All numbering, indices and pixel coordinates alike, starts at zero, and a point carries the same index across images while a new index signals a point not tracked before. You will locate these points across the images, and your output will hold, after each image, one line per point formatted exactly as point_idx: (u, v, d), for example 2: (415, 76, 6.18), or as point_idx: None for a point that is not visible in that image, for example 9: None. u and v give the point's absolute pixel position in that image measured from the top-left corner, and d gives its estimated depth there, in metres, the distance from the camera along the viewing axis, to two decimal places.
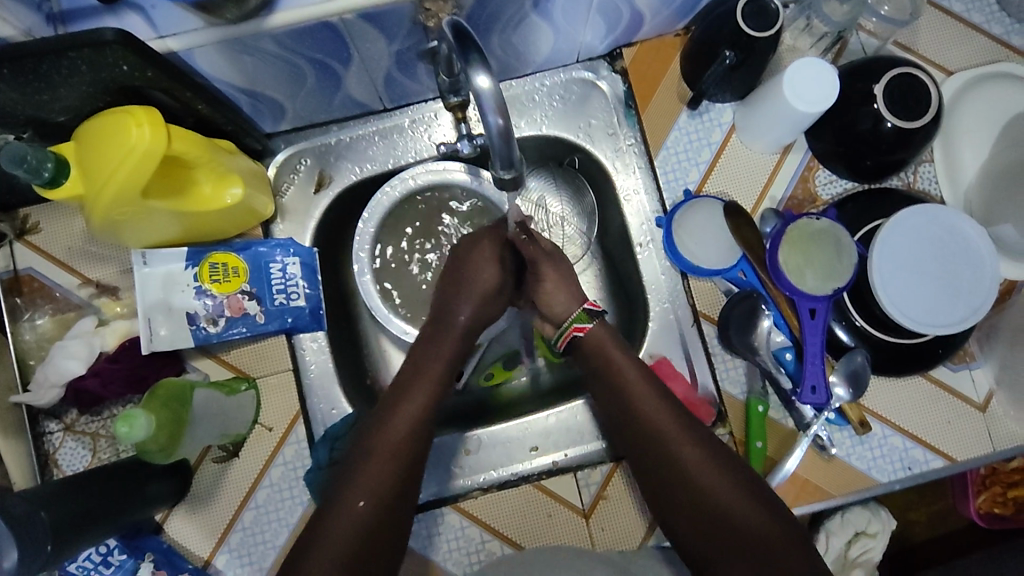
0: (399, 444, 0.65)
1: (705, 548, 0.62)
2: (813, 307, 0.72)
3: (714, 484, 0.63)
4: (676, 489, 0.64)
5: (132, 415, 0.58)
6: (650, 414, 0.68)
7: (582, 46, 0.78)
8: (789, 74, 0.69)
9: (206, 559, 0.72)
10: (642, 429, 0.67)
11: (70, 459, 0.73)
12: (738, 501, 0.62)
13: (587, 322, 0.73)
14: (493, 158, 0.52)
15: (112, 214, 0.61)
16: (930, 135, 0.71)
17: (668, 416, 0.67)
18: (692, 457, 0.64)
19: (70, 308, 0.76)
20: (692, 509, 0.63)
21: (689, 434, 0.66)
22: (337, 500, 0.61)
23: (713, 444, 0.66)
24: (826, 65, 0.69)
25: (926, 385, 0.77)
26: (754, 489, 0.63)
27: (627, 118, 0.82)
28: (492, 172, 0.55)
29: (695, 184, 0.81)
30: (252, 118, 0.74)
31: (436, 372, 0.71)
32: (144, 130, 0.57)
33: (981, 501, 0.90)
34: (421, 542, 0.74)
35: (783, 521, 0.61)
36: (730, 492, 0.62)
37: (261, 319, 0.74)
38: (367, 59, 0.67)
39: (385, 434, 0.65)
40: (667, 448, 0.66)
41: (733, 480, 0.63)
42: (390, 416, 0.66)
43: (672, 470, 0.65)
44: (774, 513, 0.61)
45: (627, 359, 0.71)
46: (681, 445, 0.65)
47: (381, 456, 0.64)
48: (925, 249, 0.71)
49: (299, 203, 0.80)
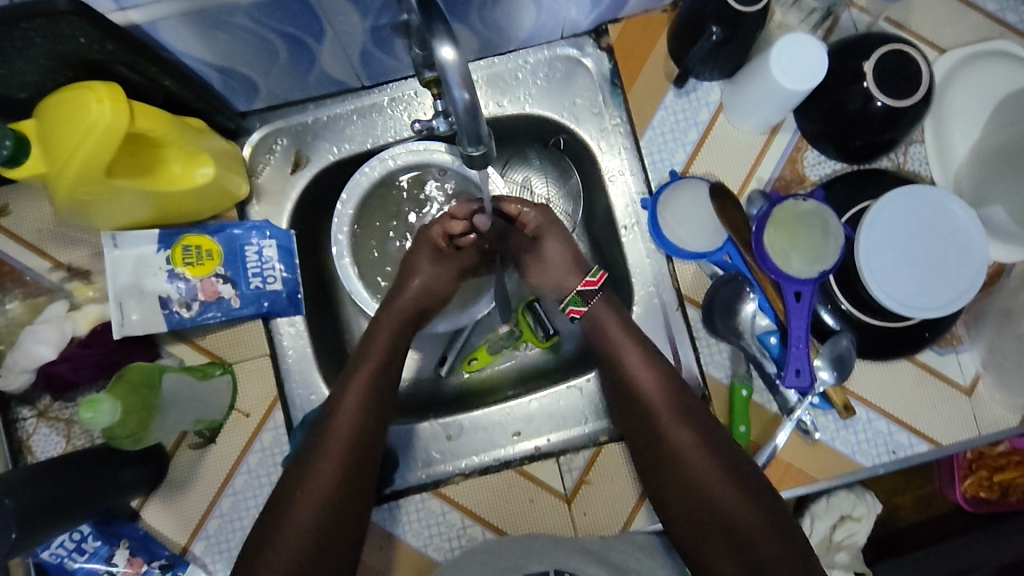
0: (350, 427, 0.65)
1: (693, 536, 0.65)
2: (798, 291, 0.70)
3: (707, 475, 0.64)
4: (670, 476, 0.66)
5: (97, 401, 0.57)
6: (650, 400, 0.68)
7: (566, 21, 0.76)
8: (777, 51, 0.67)
9: (184, 546, 0.72)
10: (641, 414, 0.69)
11: (45, 445, 0.72)
12: (729, 494, 0.63)
13: (582, 305, 0.74)
14: (462, 136, 0.50)
15: (76, 194, 0.59)
16: (920, 114, 0.69)
17: (666, 403, 0.68)
18: (687, 446, 0.66)
19: (40, 293, 0.73)
20: (683, 498, 0.65)
21: (684, 421, 0.67)
22: (294, 484, 0.62)
23: (710, 433, 0.66)
24: (813, 40, 0.67)
25: (913, 369, 0.76)
26: (746, 480, 0.64)
27: (613, 96, 0.80)
28: (460, 150, 0.52)
29: (682, 165, 0.79)
30: (225, 96, 0.72)
31: (382, 349, 0.71)
32: (104, 107, 0.55)
33: (967, 485, 0.90)
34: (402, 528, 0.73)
35: (771, 512, 0.63)
36: (722, 485, 0.64)
37: (236, 303, 0.72)
38: (341, 33, 0.64)
39: (337, 416, 0.65)
40: (662, 436, 0.67)
41: (726, 472, 0.64)
42: (342, 397, 0.67)
43: (666, 458, 0.67)
44: (763, 505, 0.63)
45: (630, 342, 0.71)
46: (677, 433, 0.66)
47: (335, 438, 0.64)
48: (913, 230, 0.70)
49: (276, 184, 0.78)
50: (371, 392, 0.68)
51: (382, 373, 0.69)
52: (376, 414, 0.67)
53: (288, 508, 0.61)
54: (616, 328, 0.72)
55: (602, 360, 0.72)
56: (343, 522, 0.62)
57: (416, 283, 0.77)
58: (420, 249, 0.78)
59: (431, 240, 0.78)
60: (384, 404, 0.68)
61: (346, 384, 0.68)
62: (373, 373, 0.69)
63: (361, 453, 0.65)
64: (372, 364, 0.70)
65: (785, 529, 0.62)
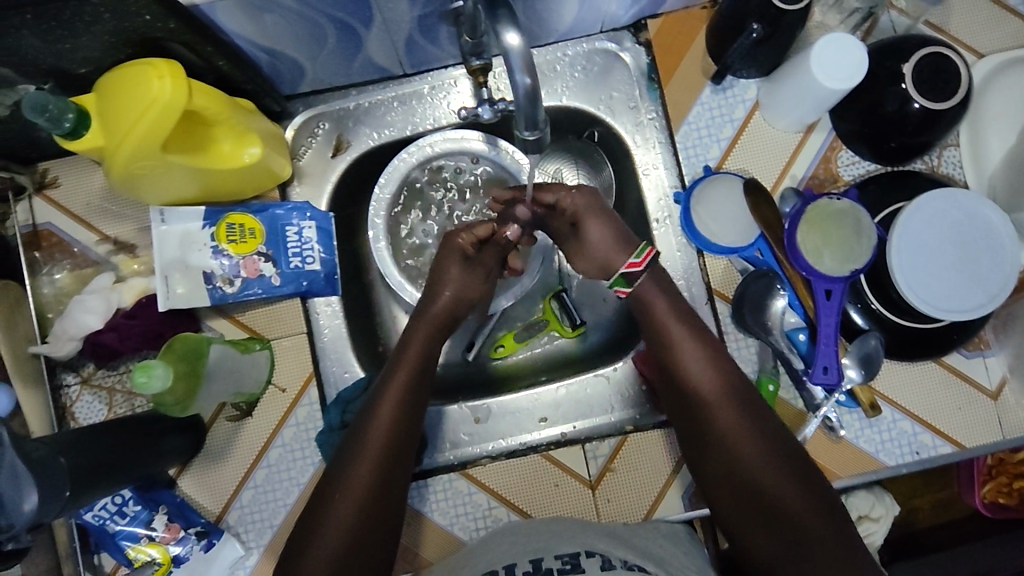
0: (394, 414, 0.67)
1: (736, 518, 0.64)
2: (829, 289, 0.71)
3: (751, 456, 0.63)
4: (713, 457, 0.66)
5: (150, 366, 0.59)
6: (694, 379, 0.68)
7: (606, 16, 0.77)
8: (818, 48, 0.68)
9: (219, 515, 0.74)
10: (686, 394, 0.68)
11: (87, 412, 0.74)
12: (774, 476, 0.62)
13: (626, 286, 0.73)
14: (520, 120, 0.55)
15: (131, 167, 0.61)
16: (957, 117, 0.70)
17: (711, 383, 0.67)
18: (732, 427, 0.65)
19: (88, 264, 0.77)
20: (722, 475, 0.65)
21: (728, 399, 0.66)
22: (334, 485, 0.64)
23: (755, 414, 0.65)
24: (853, 41, 0.67)
25: (938, 371, 0.76)
26: (792, 463, 0.63)
27: (650, 91, 0.81)
28: (517, 132, 0.58)
29: (715, 161, 0.80)
30: (272, 79, 0.74)
31: (418, 353, 0.71)
32: (165, 83, 0.57)
33: (986, 491, 0.91)
34: (431, 507, 0.76)
35: (814, 496, 0.61)
36: (766, 466, 0.63)
37: (277, 281, 0.74)
38: (389, 21, 0.66)
39: (376, 424, 0.66)
40: (707, 416, 0.66)
41: (771, 452, 0.63)
42: (380, 401, 0.67)
43: (710, 439, 0.66)
44: (805, 487, 0.62)
45: (675, 322, 0.70)
46: (721, 413, 0.66)
47: (374, 439, 0.65)
48: (946, 233, 0.70)
49: (316, 167, 0.80)
50: (408, 394, 0.68)
51: (417, 374, 0.70)
52: (415, 413, 0.68)
53: (329, 508, 0.62)
54: (664, 310, 0.71)
55: (647, 339, 0.72)
56: (383, 518, 0.64)
57: (448, 293, 0.76)
58: (448, 258, 0.77)
59: (457, 249, 0.77)
60: (423, 386, 0.70)
61: (385, 386, 0.68)
62: (410, 376, 0.69)
63: (400, 456, 0.66)
64: (406, 369, 0.70)
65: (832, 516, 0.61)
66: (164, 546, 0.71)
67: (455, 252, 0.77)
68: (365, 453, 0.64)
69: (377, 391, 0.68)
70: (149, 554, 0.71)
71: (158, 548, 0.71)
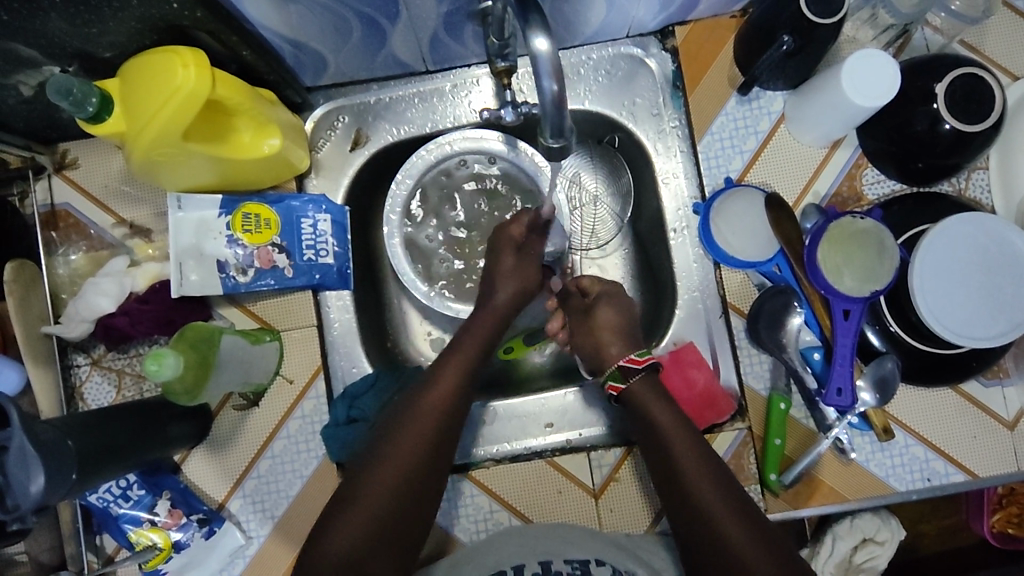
0: (442, 402, 0.67)
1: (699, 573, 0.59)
2: (846, 309, 0.70)
3: (710, 499, 0.60)
4: (673, 502, 0.63)
5: (162, 354, 0.59)
6: (655, 421, 0.67)
7: (634, 21, 0.76)
8: (851, 65, 0.67)
9: (221, 502, 0.74)
10: (650, 435, 0.67)
11: (96, 394, 0.75)
12: (732, 521, 0.59)
13: (621, 382, 0.70)
14: (544, 127, 0.56)
15: (152, 154, 0.61)
16: (988, 141, 0.68)
17: (677, 425, 0.66)
18: (692, 470, 0.62)
19: (103, 246, 0.77)
20: (682, 512, 0.62)
21: (690, 439, 0.65)
22: (361, 478, 0.62)
23: (713, 460, 0.64)
24: (854, 63, 0.66)
25: (955, 398, 0.75)
26: (748, 507, 0.60)
27: (673, 99, 0.80)
28: (542, 140, 0.59)
29: (738, 173, 0.79)
30: (294, 71, 0.74)
31: (462, 359, 0.71)
32: (190, 72, 0.57)
33: (995, 520, 0.89)
34: (445, 517, 0.75)
35: (771, 543, 0.57)
36: (725, 509, 0.60)
37: (290, 273, 0.74)
38: (415, 17, 0.65)
39: (412, 427, 0.65)
40: (672, 456, 0.64)
41: (727, 495, 0.61)
42: (420, 404, 0.67)
43: (675, 481, 0.63)
44: (761, 533, 0.58)
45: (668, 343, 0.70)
46: (685, 454, 0.64)
47: (409, 442, 0.64)
48: (971, 258, 0.69)
49: (334, 160, 0.80)
50: (452, 397, 0.68)
51: (465, 377, 0.70)
52: (458, 416, 0.68)
53: (355, 498, 0.61)
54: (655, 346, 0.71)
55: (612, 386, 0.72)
56: (400, 525, 0.61)
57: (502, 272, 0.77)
58: (501, 249, 0.78)
59: (510, 239, 0.78)
60: (468, 385, 0.70)
61: (426, 392, 0.67)
62: (458, 381, 0.69)
63: (433, 459, 0.64)
64: (450, 373, 0.69)
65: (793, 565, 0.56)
66: (165, 532, 0.71)
67: (508, 242, 0.78)
68: (399, 450, 0.63)
69: (421, 391, 0.68)
70: (150, 538, 0.71)
71: (160, 533, 0.71)
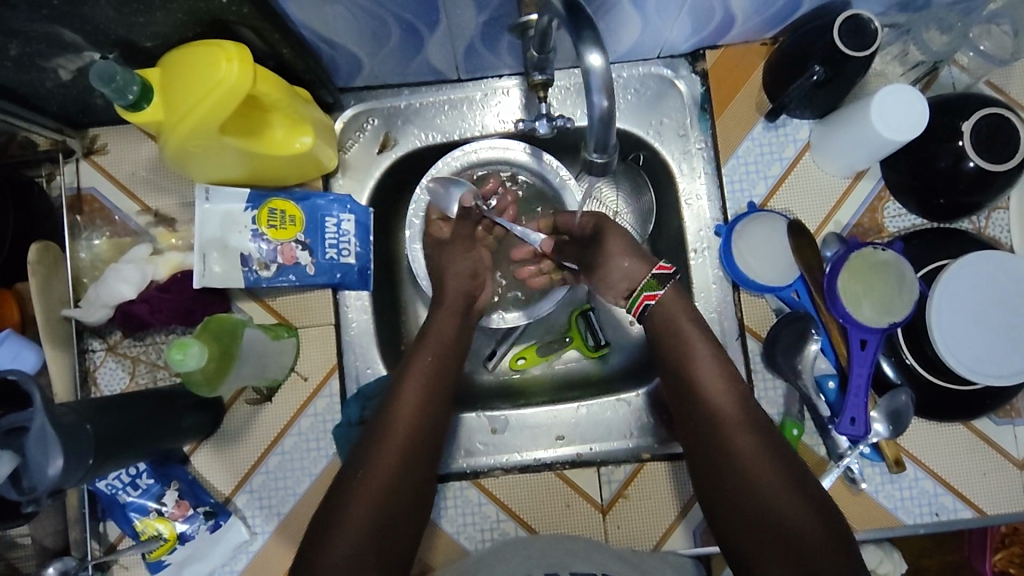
0: (423, 387, 0.68)
1: (751, 556, 0.63)
2: (864, 339, 0.70)
3: (771, 493, 0.63)
4: (728, 493, 0.65)
5: (187, 344, 0.59)
6: (716, 414, 0.66)
7: (666, 42, 0.77)
8: (880, 121, 0.68)
9: (228, 496, 0.74)
10: (696, 412, 0.67)
11: (109, 379, 0.75)
12: (795, 510, 0.62)
13: (657, 289, 0.71)
14: (589, 141, 0.59)
15: (187, 145, 0.61)
16: (1012, 181, 0.69)
17: (724, 398, 0.67)
18: (744, 451, 0.64)
19: (126, 233, 0.77)
20: (723, 480, 0.65)
21: (737, 414, 0.66)
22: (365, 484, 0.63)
23: (773, 447, 0.65)
24: (876, 116, 0.68)
25: (966, 434, 0.75)
26: (807, 493, 0.63)
27: (701, 121, 0.81)
28: (585, 152, 0.62)
29: (761, 198, 0.79)
30: (329, 71, 0.74)
31: (421, 379, 0.69)
32: (233, 66, 0.57)
33: (997, 559, 0.88)
34: (440, 512, 0.75)
35: (814, 511, 0.62)
36: (788, 501, 0.62)
37: (311, 271, 0.74)
38: (454, 26, 0.66)
39: (376, 464, 0.64)
40: (716, 431, 0.66)
41: (794, 486, 0.63)
42: (386, 436, 0.65)
43: (718, 453, 0.65)
44: (805, 501, 0.62)
45: (702, 347, 0.69)
46: (730, 428, 0.65)
47: (394, 437, 0.65)
48: (988, 295, 0.69)
49: (361, 161, 0.80)
50: (418, 413, 0.67)
51: (428, 387, 0.69)
52: (433, 428, 0.68)
53: (327, 536, 0.61)
54: (684, 321, 0.70)
55: (666, 367, 0.70)
56: (396, 523, 0.64)
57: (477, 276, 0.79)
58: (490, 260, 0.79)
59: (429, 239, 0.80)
60: (449, 377, 0.71)
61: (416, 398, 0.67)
62: (420, 400, 0.68)
63: (401, 492, 0.64)
64: (411, 401, 0.67)
65: (838, 538, 0.61)
66: (172, 523, 0.71)
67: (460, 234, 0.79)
68: (363, 487, 0.63)
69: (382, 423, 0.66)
70: (156, 528, 0.71)
71: (166, 524, 0.71)
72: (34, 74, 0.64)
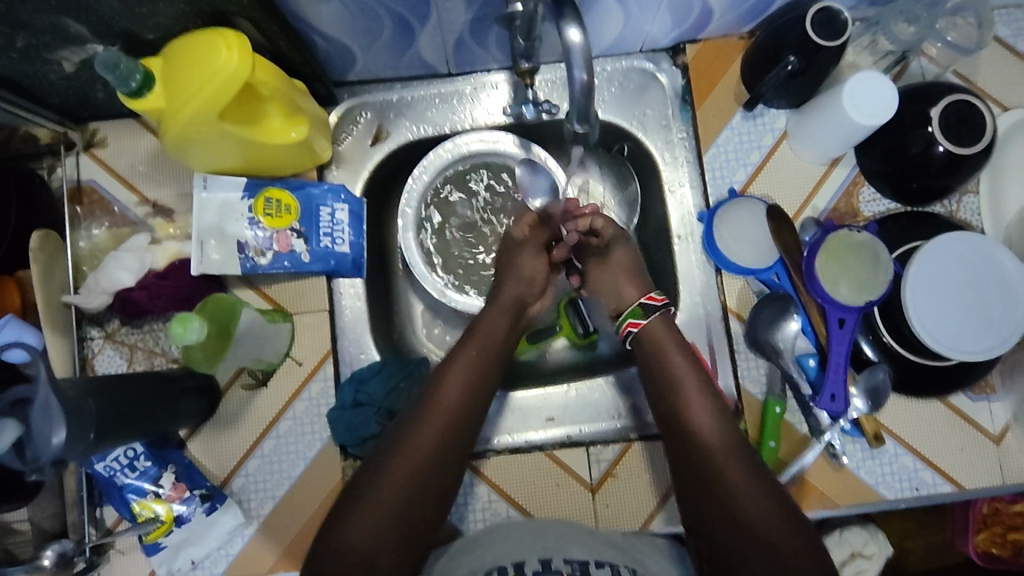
0: (465, 384, 0.70)
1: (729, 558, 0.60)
2: (842, 318, 0.73)
3: (746, 485, 0.62)
4: (701, 488, 0.64)
5: (188, 318, 0.61)
6: (691, 408, 0.69)
7: (647, 36, 0.80)
8: (852, 107, 0.71)
9: (224, 479, 0.75)
10: (675, 407, 0.70)
11: (107, 364, 0.76)
12: (766, 503, 0.61)
13: (641, 317, 0.76)
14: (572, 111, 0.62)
15: (187, 131, 0.63)
16: (979, 164, 0.72)
17: (701, 394, 0.70)
18: (719, 444, 0.65)
19: (125, 224, 0.79)
20: (698, 475, 0.65)
21: (713, 409, 0.68)
22: (381, 469, 0.64)
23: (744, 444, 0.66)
24: (848, 102, 0.71)
25: (943, 411, 0.77)
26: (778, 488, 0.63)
27: (682, 112, 0.84)
28: (568, 123, 0.64)
29: (741, 184, 0.82)
30: (323, 65, 0.77)
31: (460, 374, 0.70)
32: (232, 54, 0.59)
33: (979, 539, 0.90)
34: None
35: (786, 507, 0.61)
36: (764, 498, 0.61)
37: (306, 258, 0.76)
38: (444, 19, 0.69)
39: (402, 453, 0.65)
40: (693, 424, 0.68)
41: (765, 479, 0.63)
42: (427, 417, 0.67)
43: (694, 447, 0.66)
44: (777, 495, 0.62)
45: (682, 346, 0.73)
46: (706, 421, 0.67)
47: (432, 424, 0.66)
48: (961, 274, 0.72)
49: (355, 153, 0.83)
50: (448, 406, 0.68)
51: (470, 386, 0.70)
52: (469, 419, 0.69)
53: (343, 518, 0.61)
54: (669, 339, 0.74)
55: (648, 365, 0.74)
56: (415, 517, 0.63)
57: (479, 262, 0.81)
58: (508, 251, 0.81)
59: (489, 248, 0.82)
60: (486, 373, 0.72)
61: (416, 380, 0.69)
62: (463, 394, 0.69)
63: (421, 484, 0.64)
64: (449, 396, 0.69)
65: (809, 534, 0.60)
66: (169, 504, 0.72)
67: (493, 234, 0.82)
68: (393, 473, 0.63)
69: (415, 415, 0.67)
70: (154, 509, 0.72)
71: (163, 505, 0.72)
72: (38, 66, 0.67)
